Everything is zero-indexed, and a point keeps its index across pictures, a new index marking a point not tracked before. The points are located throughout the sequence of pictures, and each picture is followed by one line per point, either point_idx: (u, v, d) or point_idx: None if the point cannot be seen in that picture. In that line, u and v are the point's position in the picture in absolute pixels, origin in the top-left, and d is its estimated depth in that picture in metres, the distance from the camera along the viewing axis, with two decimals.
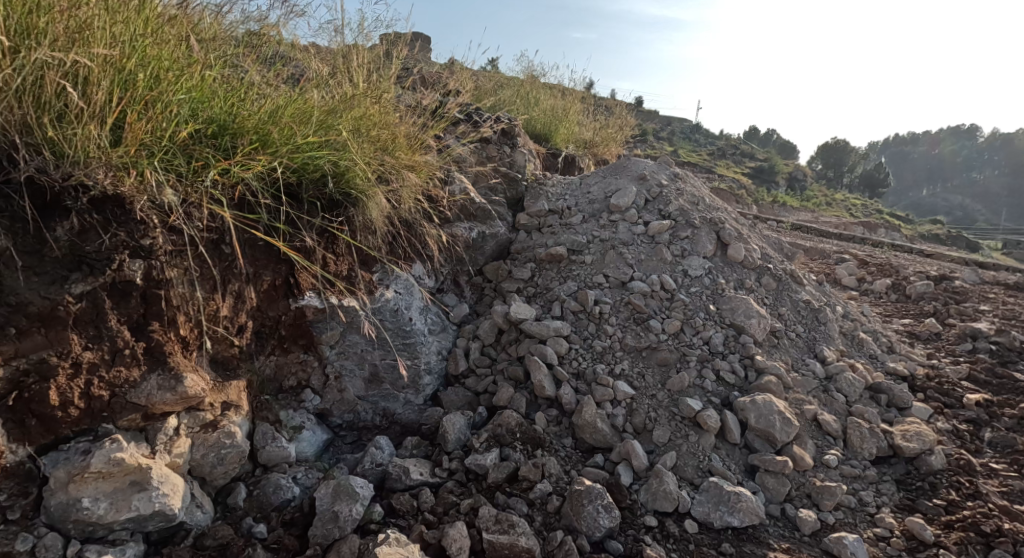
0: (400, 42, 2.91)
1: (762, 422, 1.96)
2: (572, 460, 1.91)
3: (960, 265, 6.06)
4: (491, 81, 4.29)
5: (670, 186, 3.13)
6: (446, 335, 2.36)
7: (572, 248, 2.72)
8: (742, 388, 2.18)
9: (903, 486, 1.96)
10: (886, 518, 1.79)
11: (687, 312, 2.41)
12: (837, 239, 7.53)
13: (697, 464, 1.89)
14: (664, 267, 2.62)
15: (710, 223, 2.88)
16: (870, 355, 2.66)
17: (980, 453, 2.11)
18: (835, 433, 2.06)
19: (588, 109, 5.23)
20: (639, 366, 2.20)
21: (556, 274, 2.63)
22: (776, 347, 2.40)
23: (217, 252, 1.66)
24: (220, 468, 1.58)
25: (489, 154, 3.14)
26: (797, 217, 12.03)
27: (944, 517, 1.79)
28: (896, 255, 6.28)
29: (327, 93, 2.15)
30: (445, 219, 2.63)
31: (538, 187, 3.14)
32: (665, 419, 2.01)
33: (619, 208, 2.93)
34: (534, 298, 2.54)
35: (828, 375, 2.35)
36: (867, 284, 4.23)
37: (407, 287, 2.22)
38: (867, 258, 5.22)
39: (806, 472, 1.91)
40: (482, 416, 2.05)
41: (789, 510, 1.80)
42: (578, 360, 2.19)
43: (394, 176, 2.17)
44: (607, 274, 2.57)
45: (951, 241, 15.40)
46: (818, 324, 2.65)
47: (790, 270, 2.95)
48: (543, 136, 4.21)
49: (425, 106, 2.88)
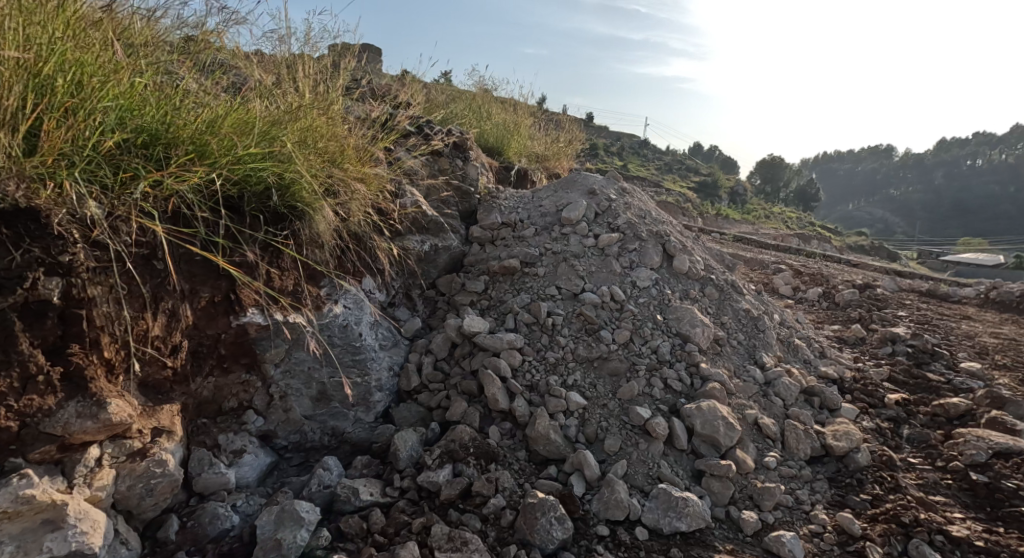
0: (348, 53, 2.87)
1: (707, 428, 2.03)
2: (526, 473, 1.91)
3: (882, 274, 6.56)
4: (442, 94, 4.29)
5: (619, 199, 3.23)
6: (398, 350, 2.32)
7: (524, 260, 2.75)
8: (688, 395, 2.25)
9: (835, 483, 2.07)
10: (819, 515, 1.88)
11: (636, 322, 2.47)
12: (774, 250, 7.99)
13: (647, 472, 1.94)
14: (614, 278, 2.69)
15: (657, 236, 2.99)
16: (804, 360, 2.82)
17: (900, 449, 2.26)
18: (774, 435, 2.16)
19: (539, 124, 5.32)
20: (591, 377, 2.24)
21: (509, 286, 2.65)
22: (719, 354, 2.50)
23: (147, 268, 1.57)
24: (149, 500, 1.48)
25: (441, 167, 3.13)
26: (738, 229, 12.69)
27: (870, 511, 1.90)
28: (826, 265, 6.75)
29: (272, 103, 2.09)
30: (396, 232, 2.59)
31: (491, 200, 3.16)
32: (616, 428, 2.05)
33: (571, 221, 2.99)
34: (487, 311, 2.55)
35: (767, 380, 2.47)
36: (802, 292, 4.50)
37: (357, 302, 2.17)
38: (802, 268, 5.58)
39: (748, 474, 1.99)
40: (435, 432, 2.03)
41: (733, 512, 1.86)
42: (531, 372, 2.21)
43: (343, 188, 2.12)
44: (559, 286, 2.61)
45: (874, 252, 16.67)
46: (757, 332, 2.78)
47: (731, 280, 3.09)
48: (495, 149, 4.26)
49: (375, 118, 2.84)
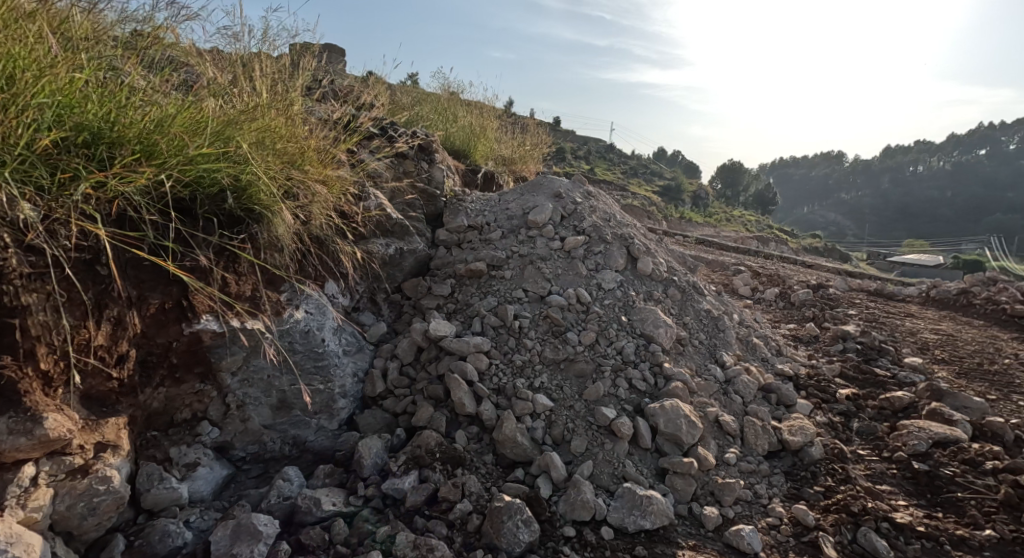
0: (308, 52, 2.80)
1: (670, 427, 2.07)
2: (493, 477, 1.90)
3: (833, 275, 6.87)
4: (407, 96, 4.25)
5: (584, 203, 3.27)
6: (362, 355, 2.27)
7: (491, 263, 2.75)
8: (652, 395, 2.28)
9: (791, 477, 2.14)
10: (776, 507, 1.94)
11: (601, 324, 2.51)
12: (734, 252, 8.26)
13: (612, 471, 1.96)
14: (580, 280, 2.72)
15: (621, 238, 3.04)
16: (762, 358, 2.92)
17: (850, 441, 2.36)
18: (734, 432, 2.23)
19: (506, 127, 5.33)
20: (558, 379, 2.25)
21: (476, 290, 2.64)
22: (682, 353, 2.56)
23: (90, 275, 1.50)
24: (92, 520, 1.40)
25: (406, 169, 3.10)
26: (700, 232, 13.06)
27: (823, 502, 1.98)
28: (783, 266, 7.02)
29: (226, 102, 2.02)
30: (360, 236, 2.55)
31: (457, 203, 3.14)
32: (582, 429, 2.07)
33: (537, 224, 3.00)
34: (454, 315, 2.53)
35: (727, 378, 2.54)
36: (760, 293, 4.66)
37: (319, 307, 2.11)
38: (760, 269, 5.78)
39: (709, 471, 2.04)
40: (400, 439, 2.00)
41: (695, 508, 1.90)
42: (499, 375, 2.20)
43: (302, 191, 2.07)
44: (526, 288, 2.62)
45: (827, 254, 17.45)
46: (718, 331, 2.87)
47: (693, 282, 3.17)
48: (462, 152, 4.24)
49: (337, 119, 2.79)
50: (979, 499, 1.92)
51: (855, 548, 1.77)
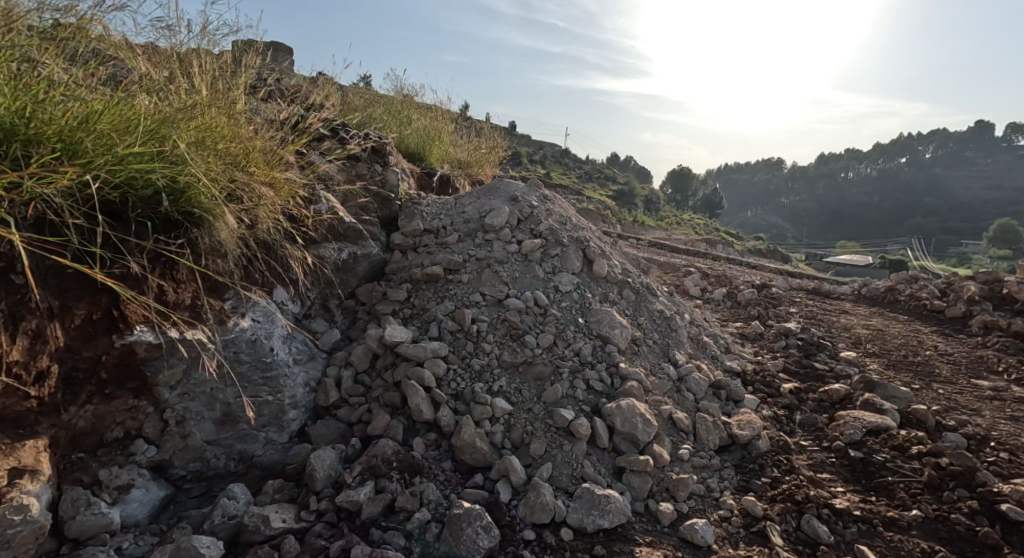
0: (252, 50, 2.69)
1: (626, 426, 2.11)
2: (451, 484, 1.87)
3: (776, 275, 7.24)
4: (359, 98, 4.15)
5: (541, 206, 3.29)
6: (315, 364, 2.19)
7: (448, 267, 2.72)
8: (609, 395, 2.32)
9: (741, 470, 2.22)
10: (727, 500, 2.01)
11: (559, 326, 2.52)
12: (684, 254, 8.57)
13: (571, 472, 1.97)
14: (537, 283, 2.73)
15: (577, 241, 3.08)
16: (712, 355, 3.02)
17: (793, 433, 2.48)
18: (687, 428, 2.29)
19: (461, 130, 5.30)
20: (516, 382, 2.25)
21: (433, 294, 2.60)
22: (637, 353, 2.62)
23: (2, 283, 1.39)
24: (4, 554, 1.27)
25: (358, 172, 3.02)
26: (652, 235, 13.47)
27: (770, 493, 2.06)
28: (730, 267, 7.33)
29: (161, 99, 1.91)
30: (310, 240, 2.46)
31: (412, 206, 3.09)
32: (541, 432, 2.07)
33: (494, 228, 3.00)
34: (410, 320, 2.48)
35: (680, 376, 2.61)
36: (709, 293, 4.84)
37: (267, 315, 2.02)
38: (708, 270, 6.01)
39: (664, 467, 2.09)
40: (355, 449, 1.94)
41: (652, 505, 1.94)
42: (457, 381, 2.18)
43: (247, 194, 1.98)
44: (484, 292, 2.61)
45: (769, 256, 18.39)
46: (670, 331, 2.95)
47: (647, 283, 3.26)
48: (416, 155, 4.19)
49: (284, 120, 2.69)
50: (907, 482, 2.06)
51: (799, 535, 1.86)
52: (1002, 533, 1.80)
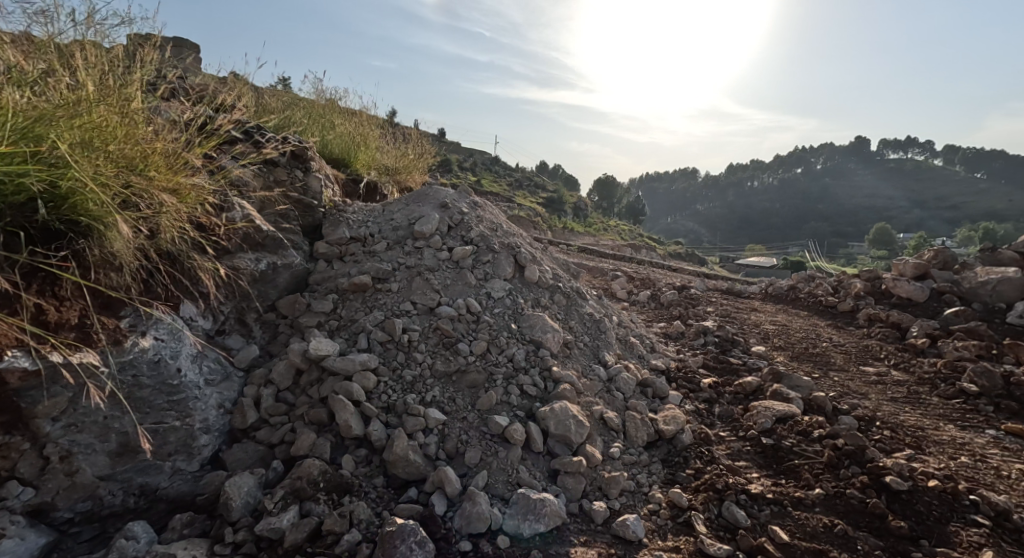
0: (150, 44, 2.47)
1: (560, 428, 2.14)
2: (383, 500, 1.81)
3: (694, 277, 7.71)
4: (277, 100, 3.95)
5: (471, 213, 3.28)
6: (230, 384, 2.03)
7: (376, 276, 2.64)
8: (543, 399, 2.34)
9: (667, 463, 2.32)
10: (655, 494, 2.09)
11: (492, 333, 2.52)
12: (611, 259, 8.92)
13: (506, 478, 1.96)
14: (469, 290, 2.71)
15: (508, 248, 3.10)
16: (638, 355, 3.15)
17: (713, 425, 2.63)
18: (617, 427, 2.37)
19: (388, 135, 5.18)
20: (450, 391, 2.21)
21: (361, 304, 2.51)
22: (569, 356, 2.67)
23: None
24: None
25: (276, 178, 2.86)
26: (580, 241, 13.89)
27: (694, 483, 2.17)
28: (652, 270, 7.71)
29: (39, 94, 1.73)
30: (223, 250, 2.29)
31: (337, 214, 2.98)
32: (475, 440, 2.05)
33: (424, 235, 2.95)
34: (337, 332, 2.37)
35: (609, 377, 2.70)
36: (635, 295, 5.04)
37: (173, 333, 1.84)
38: (634, 273, 6.28)
39: (597, 467, 2.14)
40: (277, 472, 1.82)
41: (585, 504, 1.97)
42: (388, 393, 2.11)
43: (145, 200, 1.82)
44: (414, 301, 2.55)
45: (687, 259, 19.57)
46: (600, 333, 3.03)
47: (576, 287, 3.34)
48: (341, 161, 4.04)
49: (189, 120, 2.49)
50: (810, 463, 2.25)
51: (721, 521, 1.96)
52: (888, 503, 2.00)
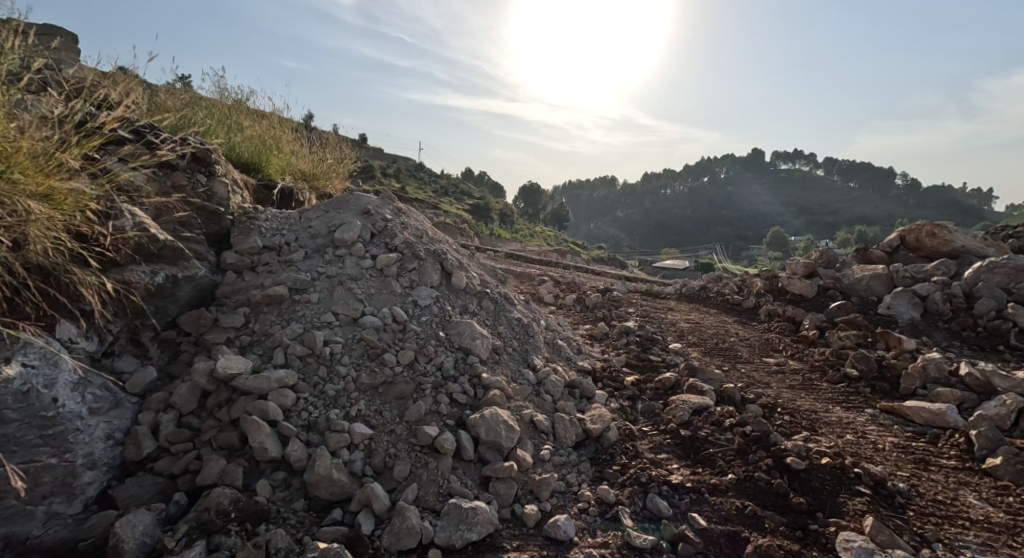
0: (13, 30, 2.17)
1: (490, 434, 2.12)
2: (304, 525, 1.70)
3: (617, 280, 8.05)
4: (174, 98, 3.63)
5: (395, 219, 3.20)
6: (121, 412, 1.82)
7: (293, 287, 2.49)
8: (473, 406, 2.31)
9: (595, 461, 2.38)
10: (584, 492, 2.13)
11: (419, 341, 2.45)
12: (538, 264, 9.08)
13: (437, 490, 1.91)
14: (395, 299, 2.63)
15: (434, 255, 3.05)
16: (565, 357, 3.22)
17: (637, 421, 2.74)
18: (546, 429, 2.39)
19: (304, 138, 4.92)
20: (376, 404, 2.13)
21: (276, 317, 2.35)
22: (498, 362, 2.66)
23: None
24: None
25: (175, 183, 2.59)
26: (507, 247, 14.03)
27: (621, 478, 2.24)
28: (577, 274, 7.96)
29: None
30: (111, 263, 2.06)
31: (247, 221, 2.78)
32: (404, 453, 1.99)
33: (345, 243, 2.83)
34: (250, 348, 2.21)
35: (538, 380, 2.72)
36: (561, 299, 5.16)
37: (45, 358, 1.65)
38: (560, 278, 6.43)
39: (528, 470, 2.14)
40: (180, 505, 1.66)
41: (517, 509, 1.97)
42: (308, 410, 1.99)
43: (7, 206, 1.60)
44: (336, 311, 2.43)
45: (609, 263, 20.39)
46: (528, 337, 3.06)
47: (504, 293, 3.35)
48: (251, 165, 3.79)
49: (65, 118, 2.22)
50: (723, 450, 2.40)
51: (645, 513, 2.04)
52: (790, 482, 2.18)
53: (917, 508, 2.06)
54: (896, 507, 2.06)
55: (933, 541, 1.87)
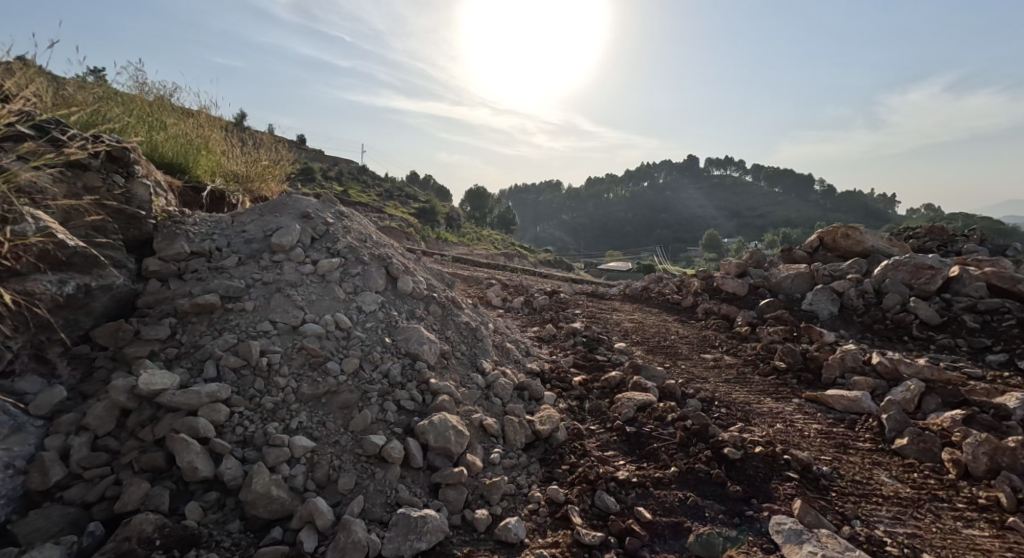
0: None
1: (440, 440, 2.09)
2: (240, 547, 1.60)
3: (563, 282, 8.18)
4: (87, 93, 3.34)
5: (336, 223, 3.09)
6: (23, 438, 1.65)
7: (226, 295, 2.35)
8: (422, 412, 2.26)
9: (545, 462, 2.40)
10: (535, 493, 2.14)
11: (364, 348, 2.38)
12: (485, 267, 9.09)
13: (384, 500, 1.85)
14: (338, 305, 2.54)
15: (378, 259, 2.98)
16: (514, 360, 3.23)
17: (584, 420, 2.79)
18: (496, 432, 2.39)
19: (236, 138, 4.67)
20: (319, 415, 2.04)
21: (207, 327, 2.21)
22: (446, 367, 2.62)
23: None
24: None
25: (87, 183, 2.37)
26: (454, 251, 13.93)
27: (570, 477, 2.26)
28: (525, 277, 8.03)
29: None
30: (10, 272, 1.86)
31: (173, 225, 2.60)
32: (349, 464, 1.92)
33: (283, 248, 2.71)
34: (177, 361, 2.06)
35: (487, 383, 2.71)
36: (509, 302, 5.18)
37: None
38: (507, 281, 6.46)
39: (478, 474, 2.12)
40: (96, 535, 1.52)
41: (468, 514, 1.95)
42: (244, 425, 1.88)
43: None
44: (274, 319, 2.31)
45: (555, 265, 20.72)
46: (477, 340, 3.04)
47: (451, 297, 3.32)
48: (176, 166, 3.55)
49: None
50: (666, 444, 2.49)
51: (594, 510, 2.07)
52: (728, 471, 2.29)
53: (838, 489, 2.22)
54: (821, 489, 2.21)
55: (853, 518, 2.03)
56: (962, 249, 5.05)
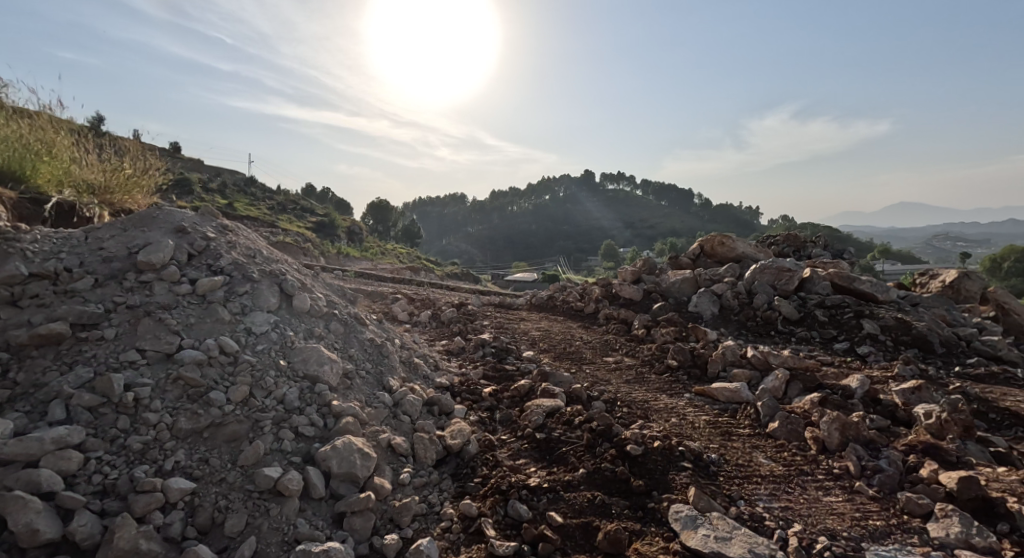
0: None
1: (343, 466, 1.95)
2: None
3: (472, 293, 8.19)
4: None
5: (219, 238, 2.81)
6: None
7: (78, 323, 2.04)
8: (323, 437, 2.10)
9: (457, 477, 2.35)
10: (447, 510, 2.08)
11: (255, 373, 2.16)
12: (391, 281, 8.83)
13: (280, 538, 1.68)
14: (222, 327, 2.29)
15: (269, 276, 2.76)
16: (422, 375, 3.14)
17: (495, 431, 2.78)
18: (405, 451, 2.29)
19: (92, 145, 4.11)
20: (200, 451, 1.82)
21: (52, 362, 1.90)
22: (349, 387, 2.47)
23: None
24: None
25: None
26: (358, 265, 13.39)
27: (482, 490, 2.23)
28: (433, 290, 7.93)
29: None
30: None
31: (6, 244, 2.21)
32: (238, 503, 1.72)
33: (152, 266, 2.39)
34: (12, 405, 1.75)
35: (395, 401, 2.60)
36: (416, 316, 5.06)
37: None
38: (414, 294, 6.32)
39: (386, 498, 2.01)
40: None
41: (376, 541, 1.84)
42: (104, 472, 1.63)
43: None
44: (142, 347, 2.03)
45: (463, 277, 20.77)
46: (383, 357, 2.91)
47: (354, 313, 3.15)
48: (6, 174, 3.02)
49: None
50: (574, 447, 2.56)
51: (507, 520, 2.06)
52: (633, 467, 2.38)
53: (725, 473, 2.42)
54: (711, 475, 2.40)
55: (737, 499, 2.22)
56: (813, 254, 5.84)
